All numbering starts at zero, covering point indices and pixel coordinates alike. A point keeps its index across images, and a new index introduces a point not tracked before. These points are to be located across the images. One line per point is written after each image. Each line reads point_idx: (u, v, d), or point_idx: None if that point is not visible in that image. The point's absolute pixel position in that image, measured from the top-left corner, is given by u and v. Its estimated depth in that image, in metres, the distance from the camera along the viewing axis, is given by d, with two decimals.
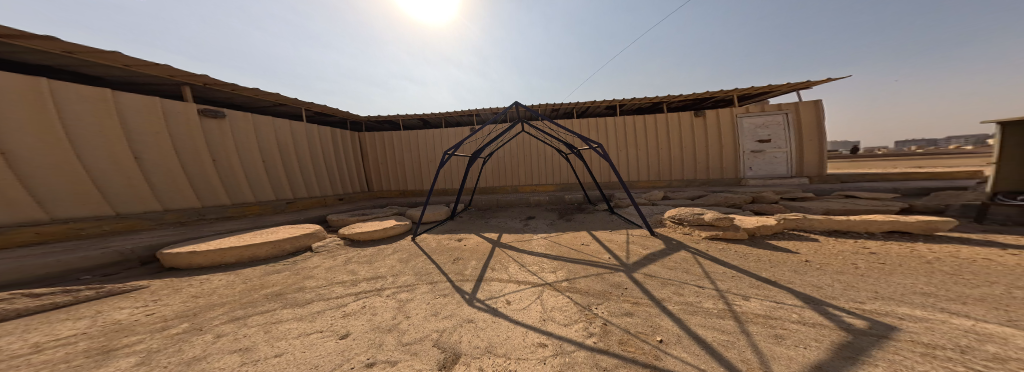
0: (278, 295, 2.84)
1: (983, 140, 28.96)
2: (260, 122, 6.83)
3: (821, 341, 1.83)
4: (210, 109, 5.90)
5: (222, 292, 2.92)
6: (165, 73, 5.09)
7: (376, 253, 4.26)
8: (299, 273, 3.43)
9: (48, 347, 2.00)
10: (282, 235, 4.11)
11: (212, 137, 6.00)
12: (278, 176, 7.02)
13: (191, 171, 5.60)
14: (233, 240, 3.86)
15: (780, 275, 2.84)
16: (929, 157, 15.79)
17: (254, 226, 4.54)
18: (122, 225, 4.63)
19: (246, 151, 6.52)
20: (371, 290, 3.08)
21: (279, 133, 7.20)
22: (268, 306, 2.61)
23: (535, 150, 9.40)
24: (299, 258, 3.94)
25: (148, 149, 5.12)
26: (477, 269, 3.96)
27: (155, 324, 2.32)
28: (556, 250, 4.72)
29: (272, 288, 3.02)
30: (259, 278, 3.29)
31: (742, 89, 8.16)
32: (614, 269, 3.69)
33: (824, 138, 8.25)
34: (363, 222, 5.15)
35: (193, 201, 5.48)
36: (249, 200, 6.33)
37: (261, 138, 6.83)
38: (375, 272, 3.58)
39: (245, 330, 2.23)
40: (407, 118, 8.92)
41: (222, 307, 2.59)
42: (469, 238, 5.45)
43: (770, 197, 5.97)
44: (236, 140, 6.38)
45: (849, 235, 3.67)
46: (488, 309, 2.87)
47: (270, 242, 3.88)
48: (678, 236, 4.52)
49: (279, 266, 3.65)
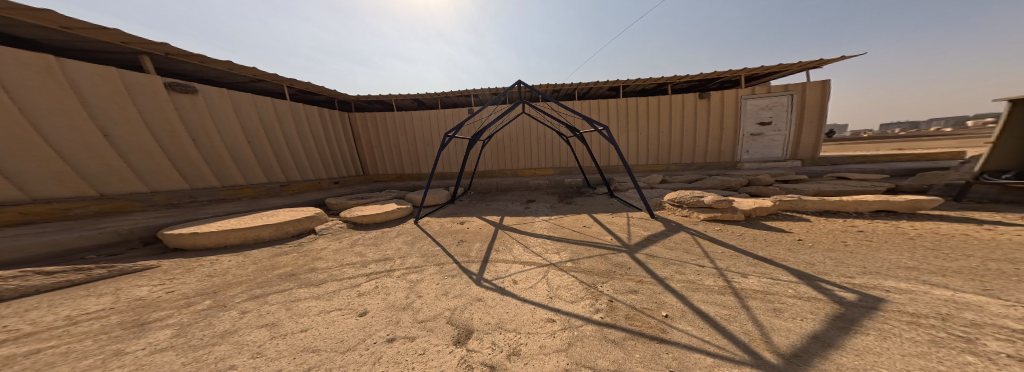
0: (290, 275, 2.80)
1: (960, 123, 29.97)
2: (239, 99, 6.17)
3: (816, 313, 1.99)
4: (180, 84, 5.22)
5: (234, 272, 2.87)
6: (114, 40, 4.51)
7: (380, 235, 4.23)
8: (307, 254, 3.38)
9: (82, 320, 1.98)
10: (285, 217, 3.99)
11: (188, 115, 5.42)
12: (268, 159, 6.64)
13: (172, 152, 5.17)
14: (235, 222, 3.74)
15: (776, 253, 2.96)
16: (910, 140, 16.36)
17: (250, 209, 4.38)
18: (110, 206, 4.46)
19: (229, 132, 6.01)
20: (382, 271, 3.10)
21: (262, 113, 6.59)
22: (285, 285, 2.59)
23: (535, 133, 9.22)
24: (304, 239, 3.88)
25: (117, 127, 4.58)
26: (481, 251, 4.02)
27: (179, 300, 2.29)
28: (558, 231, 4.83)
29: (283, 268, 2.98)
30: (268, 258, 3.23)
31: (751, 68, 7.99)
32: (616, 249, 3.81)
33: (823, 121, 8.34)
34: (364, 205, 5.06)
35: (179, 183, 5.21)
36: (240, 183, 6.09)
37: (244, 118, 6.26)
38: (383, 253, 3.59)
39: (268, 307, 2.23)
40: (401, 98, 8.47)
41: (240, 286, 2.56)
42: (471, 221, 5.47)
43: (764, 180, 6.13)
44: (215, 119, 5.81)
45: (838, 215, 3.78)
46: (495, 288, 2.94)
47: (273, 224, 3.75)
48: (677, 218, 4.64)
49: (285, 247, 3.59)
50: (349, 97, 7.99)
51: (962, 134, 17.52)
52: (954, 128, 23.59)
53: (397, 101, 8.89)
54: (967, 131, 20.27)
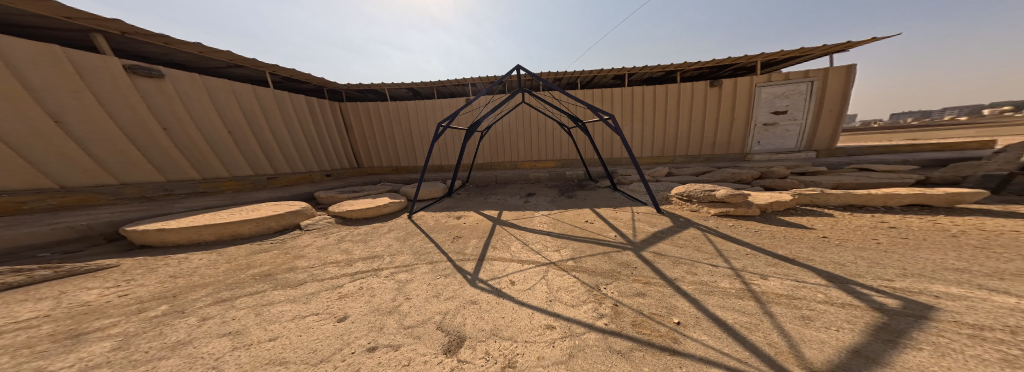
0: (266, 275, 2.60)
1: (977, 111, 29.00)
2: (212, 86, 5.67)
3: (853, 323, 1.73)
4: (142, 68, 4.74)
5: (205, 271, 2.67)
6: (57, 14, 3.77)
7: (370, 231, 4.02)
8: (288, 252, 3.16)
9: (8, 331, 1.81)
10: (267, 212, 3.76)
11: (156, 102, 4.97)
12: (252, 151, 6.29)
13: (140, 142, 4.78)
14: (213, 218, 3.52)
15: (798, 252, 2.68)
16: (929, 129, 15.69)
17: (229, 203, 4.15)
18: (71, 199, 4.21)
19: (205, 122, 5.58)
20: (368, 270, 2.88)
21: (241, 101, 6.12)
22: (257, 287, 2.38)
23: (536, 124, 8.88)
24: (289, 235, 3.66)
25: (72, 114, 4.14)
26: (478, 248, 3.81)
27: (130, 306, 2.09)
28: (558, 227, 4.59)
29: (259, 268, 2.77)
30: (244, 257, 3.03)
31: (769, 53, 7.48)
32: (622, 247, 3.56)
33: (843, 109, 7.89)
34: (353, 199, 4.82)
35: (154, 175, 4.91)
36: (222, 175, 5.78)
37: (220, 106, 5.80)
38: (371, 251, 3.37)
39: (234, 313, 2.02)
40: (396, 87, 8.09)
41: (205, 289, 2.35)
42: (468, 216, 5.24)
43: (779, 172, 5.80)
44: (187, 106, 5.35)
45: (865, 210, 3.47)
46: (491, 290, 2.73)
47: (252, 220, 3.51)
48: (685, 213, 4.38)
49: (265, 244, 3.38)
50: (339, 86, 7.65)
51: (982, 122, 16.89)
52: (971, 116, 22.80)
53: (391, 90, 8.53)
54: (986, 118, 19.57)
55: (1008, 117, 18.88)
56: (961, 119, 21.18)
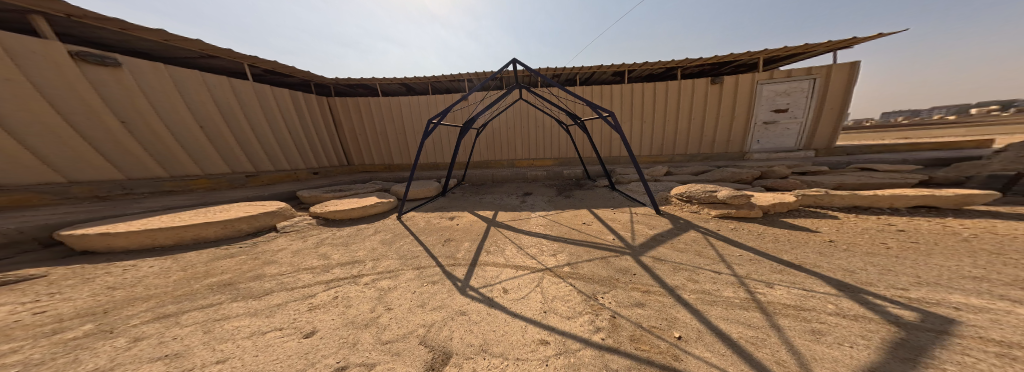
0: (225, 286, 2.38)
1: (964, 110, 29.65)
2: (180, 77, 5.18)
3: (870, 339, 1.58)
4: (91, 53, 4.20)
5: (151, 282, 2.38)
6: None
7: (354, 234, 3.84)
8: (257, 258, 2.93)
9: None
10: (240, 213, 3.51)
11: (112, 92, 4.45)
12: (227, 147, 5.83)
13: (92, 136, 4.28)
14: (175, 220, 3.22)
15: (804, 258, 2.55)
16: (921, 127, 15.91)
17: (195, 204, 3.83)
18: (9, 199, 3.77)
19: (172, 116, 5.11)
20: (346, 277, 2.78)
21: (214, 94, 5.64)
22: (213, 300, 2.18)
23: (534, 121, 8.67)
24: (262, 238, 3.42)
25: (3, 107, 3.67)
26: (470, 252, 3.67)
27: (43, 326, 1.78)
28: (554, 230, 4.44)
29: (220, 276, 2.54)
30: (204, 264, 2.75)
31: (771, 50, 7.39)
32: (620, 251, 3.56)
33: (844, 108, 7.81)
34: (338, 199, 4.59)
35: (110, 173, 4.45)
36: (193, 173, 5.33)
37: (189, 99, 5.32)
38: (355, 256, 3.23)
39: (176, 331, 1.82)
40: (388, 82, 7.80)
41: (145, 303, 2.09)
42: (462, 217, 5.06)
43: (779, 172, 5.70)
44: (149, 99, 4.85)
45: (870, 211, 3.35)
46: (483, 299, 2.63)
47: (220, 221, 3.25)
48: (685, 214, 4.29)
49: (232, 249, 3.12)
50: (328, 80, 7.34)
51: (976, 121, 17.02)
52: (965, 114, 22.96)
53: (383, 85, 8.24)
54: (981, 117, 19.73)
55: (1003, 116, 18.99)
56: (956, 118, 21.30)
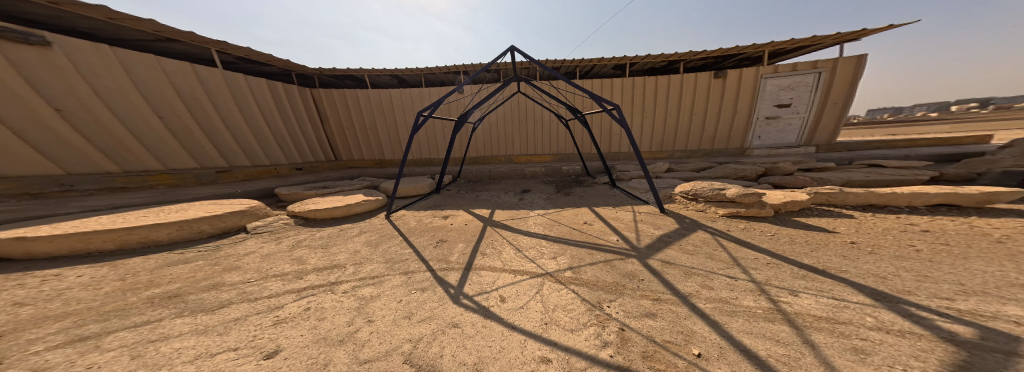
0: (169, 298, 2.04)
1: (947, 108, 30.60)
2: (129, 61, 4.53)
3: (923, 360, 1.36)
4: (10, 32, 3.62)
5: (77, 295, 1.99)
6: None
7: (335, 235, 3.53)
8: (217, 263, 2.58)
9: None
10: (200, 213, 3.12)
11: (43, 78, 3.90)
12: (192, 141, 5.31)
13: (21, 128, 3.82)
14: (117, 221, 2.80)
15: (827, 262, 2.32)
16: (911, 124, 16.25)
17: (148, 203, 3.41)
18: None
19: (122, 106, 4.53)
20: (321, 285, 2.58)
21: (173, 80, 5.03)
22: (152, 316, 1.86)
23: (532, 115, 8.36)
24: (227, 241, 3.05)
25: None
26: (464, 255, 3.42)
27: None
28: (554, 230, 4.20)
29: (166, 286, 2.18)
30: (148, 271, 2.36)
31: (777, 43, 7.33)
32: (624, 254, 3.34)
33: (848, 102, 7.75)
34: (321, 197, 4.25)
35: (46, 168, 4.04)
36: (152, 169, 4.87)
37: (142, 87, 4.71)
38: (335, 261, 2.98)
39: (94, 358, 1.51)
40: (378, 73, 7.37)
41: (59, 322, 1.72)
42: (456, 216, 4.77)
43: (784, 168, 5.57)
44: (92, 86, 4.25)
45: (887, 210, 3.17)
46: (478, 308, 2.37)
47: (176, 223, 2.88)
48: (690, 213, 4.11)
49: (188, 253, 2.74)
50: (310, 71, 6.85)
51: (963, 117, 17.39)
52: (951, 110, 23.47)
53: (372, 77, 7.77)
54: (968, 114, 20.14)
55: (989, 112, 19.41)
56: (943, 114, 21.82)
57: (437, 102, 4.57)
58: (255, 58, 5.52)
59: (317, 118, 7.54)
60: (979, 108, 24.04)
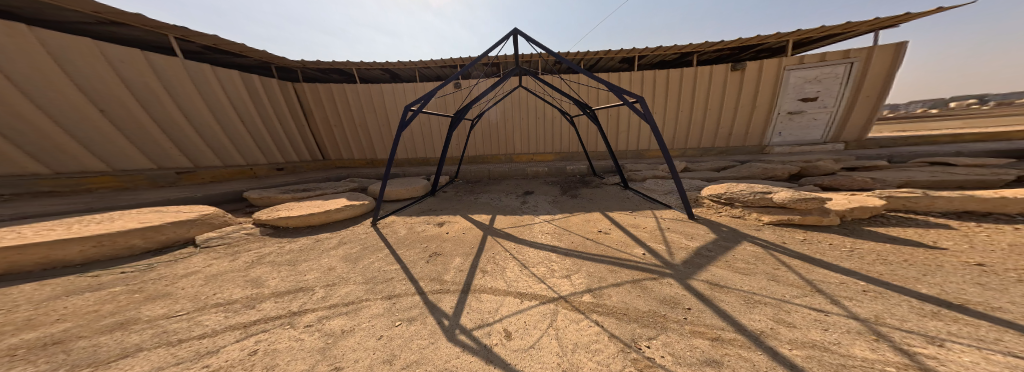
0: (39, 350, 1.45)
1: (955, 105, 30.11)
2: (57, 46, 3.79)
3: None
4: None
5: None
6: None
7: (309, 248, 2.94)
8: (139, 292, 1.98)
9: None
10: (130, 224, 2.64)
11: None
12: (144, 139, 4.63)
13: None
14: (8, 238, 2.27)
15: (962, 293, 1.67)
16: (924, 118, 15.82)
17: (75, 213, 2.90)
18: None
19: (51, 99, 3.83)
20: (280, 316, 1.98)
21: (118, 70, 4.29)
22: None
23: (534, 111, 7.78)
24: (166, 258, 2.51)
25: None
26: (461, 272, 2.85)
27: None
28: (564, 239, 3.61)
29: (50, 329, 1.59)
30: (41, 305, 1.78)
31: (802, 31, 6.74)
32: (655, 272, 2.74)
33: (883, 95, 7.13)
34: (296, 201, 3.68)
35: None
36: (92, 170, 4.22)
37: (78, 77, 3.98)
38: (300, 281, 2.38)
39: None
40: (368, 66, 6.81)
41: None
42: (453, 223, 4.20)
43: (823, 167, 4.96)
44: (7, 74, 3.56)
45: (990, 219, 2.58)
46: (478, 350, 1.78)
47: (88, 236, 2.39)
48: (726, 220, 3.50)
49: (110, 277, 2.16)
50: (292, 63, 6.26)
51: (975, 111, 16.97)
52: (959, 106, 22.95)
53: (361, 71, 7.20)
54: (975, 109, 19.76)
55: (1000, 107, 18.96)
56: (949, 109, 21.40)
57: (431, 93, 3.91)
58: (228, 47, 4.94)
59: (300, 114, 6.94)
60: (987, 102, 23.54)
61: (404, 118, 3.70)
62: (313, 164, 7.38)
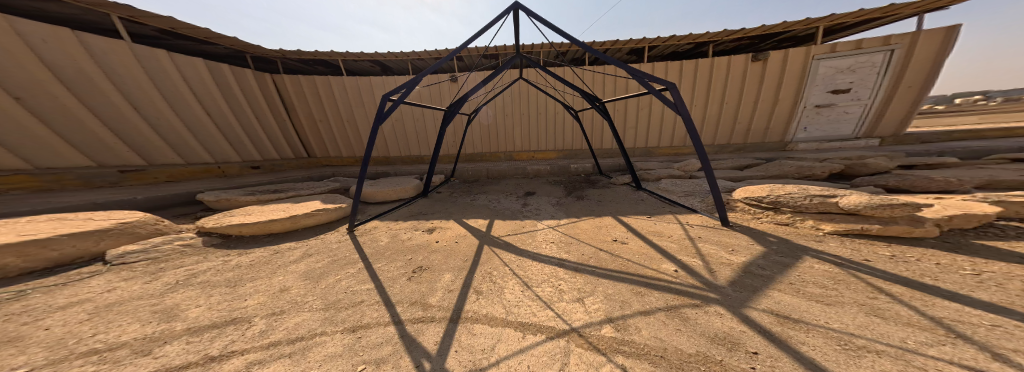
0: None
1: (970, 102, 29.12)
2: None
3: None
4: None
5: None
6: None
7: (266, 263, 2.40)
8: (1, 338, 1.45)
9: None
10: (9, 237, 2.23)
11: None
12: (78, 135, 4.01)
13: None
14: None
15: None
16: (943, 113, 15.12)
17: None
18: None
19: None
20: (195, 362, 1.41)
21: (42, 54, 3.64)
22: None
23: (536, 106, 7.21)
24: (53, 282, 2.05)
25: None
26: (448, 294, 2.27)
27: None
28: (572, 250, 3.01)
29: None
30: None
31: (835, 15, 6.05)
32: (695, 296, 2.14)
33: (927, 85, 6.44)
34: (258, 206, 3.14)
35: None
36: (5, 168, 3.65)
37: None
38: (236, 308, 1.82)
39: None
40: (356, 58, 6.28)
41: None
42: (444, 229, 3.64)
43: (872, 165, 4.30)
44: None
45: None
46: None
47: None
48: (773, 228, 2.87)
49: None
50: (271, 53, 5.77)
51: (992, 106, 16.31)
52: (974, 101, 22.12)
53: (348, 62, 6.69)
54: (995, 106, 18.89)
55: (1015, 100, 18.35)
56: (957, 103, 20.71)
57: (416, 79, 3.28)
58: (194, 33, 4.43)
59: (279, 110, 6.51)
60: (1003, 96, 22.77)
61: (383, 108, 3.08)
62: (296, 162, 6.99)
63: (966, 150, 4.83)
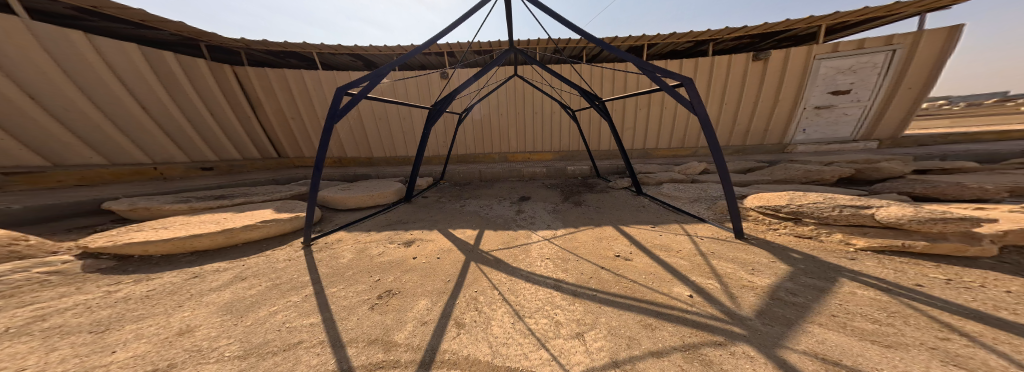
0: None
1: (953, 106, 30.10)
2: None
3: None
4: None
5: None
6: None
7: (176, 294, 1.88)
8: None
9: None
10: None
11: None
12: None
13: None
14: None
15: None
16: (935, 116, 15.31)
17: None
18: None
19: None
20: None
21: None
22: None
23: (529, 105, 6.82)
24: None
25: None
26: (419, 329, 1.80)
27: None
28: (570, 268, 2.61)
29: None
30: None
31: (836, 14, 5.85)
32: (719, 331, 1.74)
33: (927, 87, 6.32)
34: (182, 216, 2.79)
35: None
36: None
37: None
38: (92, 366, 1.29)
39: None
40: (333, 51, 5.75)
41: None
42: (425, 242, 3.18)
43: (886, 168, 4.05)
44: None
45: None
46: None
47: None
48: (796, 242, 2.52)
49: None
50: (230, 42, 5.17)
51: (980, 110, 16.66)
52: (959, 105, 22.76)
53: (324, 55, 6.14)
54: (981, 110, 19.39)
55: (993, 103, 19.00)
56: (939, 106, 21.35)
57: (381, 72, 2.80)
58: (123, 13, 3.81)
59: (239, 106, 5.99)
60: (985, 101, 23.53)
61: (338, 105, 2.60)
62: (259, 163, 6.51)
63: (975, 153, 4.66)
